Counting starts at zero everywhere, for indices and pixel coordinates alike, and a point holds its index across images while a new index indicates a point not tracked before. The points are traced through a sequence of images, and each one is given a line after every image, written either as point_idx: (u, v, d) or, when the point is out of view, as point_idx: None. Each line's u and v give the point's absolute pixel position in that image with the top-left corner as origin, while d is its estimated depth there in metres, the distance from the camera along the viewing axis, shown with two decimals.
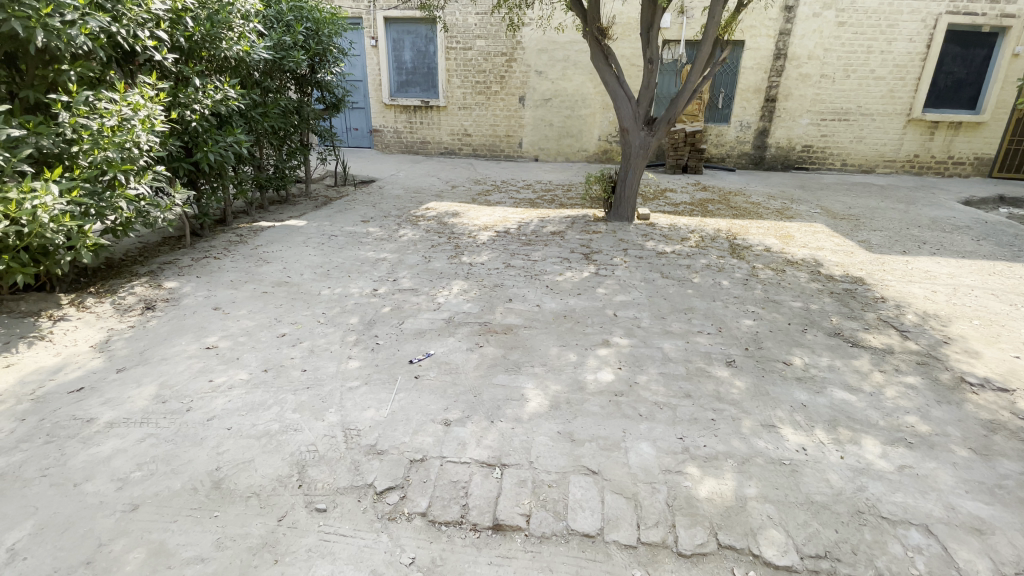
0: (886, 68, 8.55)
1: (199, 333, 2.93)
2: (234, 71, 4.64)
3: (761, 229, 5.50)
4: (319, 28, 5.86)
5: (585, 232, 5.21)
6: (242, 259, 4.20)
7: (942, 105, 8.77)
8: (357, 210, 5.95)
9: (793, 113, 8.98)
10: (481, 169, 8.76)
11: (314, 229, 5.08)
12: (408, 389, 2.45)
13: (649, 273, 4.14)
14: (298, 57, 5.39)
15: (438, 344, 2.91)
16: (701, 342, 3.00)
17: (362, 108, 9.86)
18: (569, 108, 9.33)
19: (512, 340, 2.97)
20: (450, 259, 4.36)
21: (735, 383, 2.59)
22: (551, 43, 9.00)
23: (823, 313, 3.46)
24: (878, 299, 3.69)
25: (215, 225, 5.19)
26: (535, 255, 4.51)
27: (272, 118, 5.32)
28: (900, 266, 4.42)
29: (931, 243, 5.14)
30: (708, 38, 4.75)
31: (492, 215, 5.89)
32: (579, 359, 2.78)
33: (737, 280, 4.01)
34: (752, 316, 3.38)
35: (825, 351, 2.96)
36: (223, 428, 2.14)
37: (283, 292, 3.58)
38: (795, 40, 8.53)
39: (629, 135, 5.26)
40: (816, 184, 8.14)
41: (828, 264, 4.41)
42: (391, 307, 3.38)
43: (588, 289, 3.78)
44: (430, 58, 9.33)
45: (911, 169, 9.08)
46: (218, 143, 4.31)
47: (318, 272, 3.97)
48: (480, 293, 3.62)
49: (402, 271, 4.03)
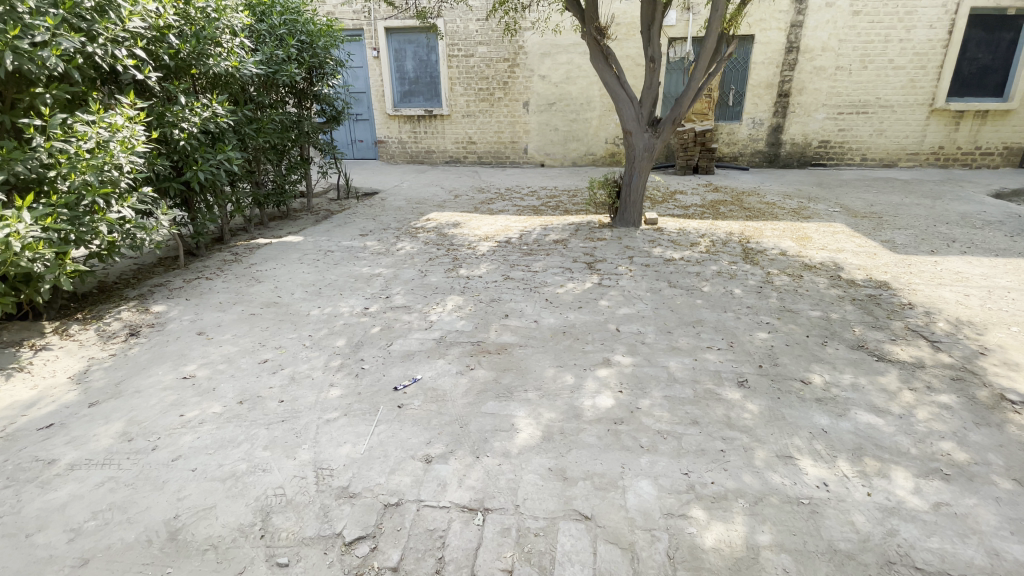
0: (905, 57, 8.18)
1: (178, 362, 2.82)
2: (225, 88, 4.59)
3: (776, 231, 5.23)
4: (313, 40, 5.78)
5: (589, 239, 5.01)
6: (234, 279, 4.10)
7: (967, 93, 8.35)
8: (357, 223, 5.84)
9: (807, 108, 8.65)
10: (486, 177, 8.61)
11: (311, 245, 4.97)
12: (389, 421, 2.28)
13: (656, 283, 3.91)
14: (291, 70, 5.31)
15: (427, 367, 2.74)
16: (711, 359, 2.77)
17: (366, 119, 9.82)
18: (575, 112, 9.14)
19: (506, 361, 2.78)
20: (447, 272, 4.19)
21: (747, 407, 2.36)
22: (554, 46, 8.83)
23: (844, 323, 3.19)
24: (905, 305, 3.41)
25: (212, 244, 5.13)
26: (536, 266, 4.32)
27: (267, 133, 5.24)
28: (928, 268, 4.11)
29: (961, 241, 4.80)
30: (713, 32, 4.50)
31: (493, 224, 5.72)
32: (576, 381, 2.58)
33: (750, 288, 3.76)
34: (767, 328, 3.13)
35: (848, 367, 2.70)
36: (188, 469, 2.02)
37: (271, 313, 3.45)
38: (807, 32, 8.22)
39: (632, 137, 5.03)
40: (834, 181, 7.79)
41: (849, 268, 4.12)
42: (380, 327, 3.22)
43: (589, 301, 3.58)
44: (432, 67, 9.24)
45: (936, 161, 8.66)
46: (210, 161, 4.24)
47: (309, 291, 3.84)
48: (475, 310, 3.44)
49: (396, 287, 3.88)
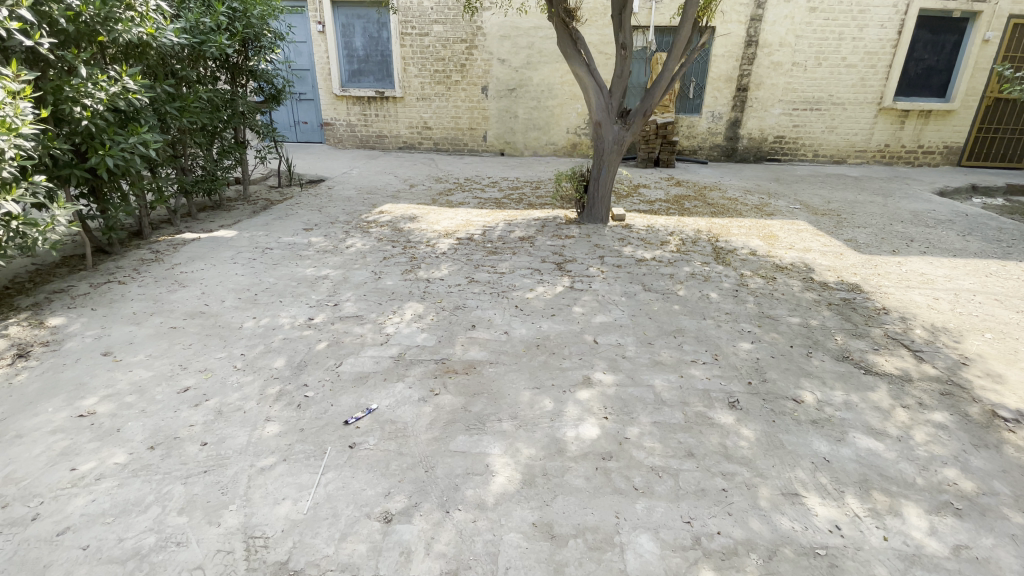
0: (858, 55, 8.35)
1: (74, 394, 2.31)
2: (139, 59, 3.93)
3: (743, 229, 5.15)
4: (247, 8, 5.12)
5: (556, 237, 4.73)
6: (154, 282, 3.54)
7: (912, 93, 8.65)
8: (300, 215, 5.29)
9: (765, 103, 8.70)
10: (443, 165, 8.16)
11: (246, 241, 4.42)
12: (338, 467, 1.92)
13: (629, 286, 3.69)
14: (221, 41, 4.65)
15: (383, 393, 2.37)
16: (697, 376, 2.56)
17: (311, 99, 9.10)
18: (535, 99, 8.79)
19: (474, 383, 2.45)
20: (404, 274, 3.80)
21: (743, 433, 2.16)
22: (514, 28, 8.41)
23: (825, 331, 3.07)
24: (881, 310, 3.35)
25: (129, 239, 4.47)
26: (502, 266, 4.00)
27: (194, 113, 4.59)
28: (894, 269, 4.11)
29: (919, 240, 4.88)
30: (687, 20, 4.28)
31: (453, 218, 5.34)
32: (556, 407, 2.29)
33: (726, 292, 3.59)
34: (749, 338, 2.96)
35: (838, 382, 2.55)
36: (78, 547, 1.58)
37: (196, 328, 2.96)
38: (767, 26, 8.22)
39: (601, 129, 4.77)
40: (790, 177, 7.88)
41: (820, 269, 4.05)
42: (327, 343, 2.81)
43: (562, 308, 3.31)
44: (383, 45, 8.63)
45: (882, 159, 8.97)
46: (121, 145, 3.60)
47: (243, 298, 3.35)
48: (437, 319, 3.08)
49: (346, 292, 3.45)
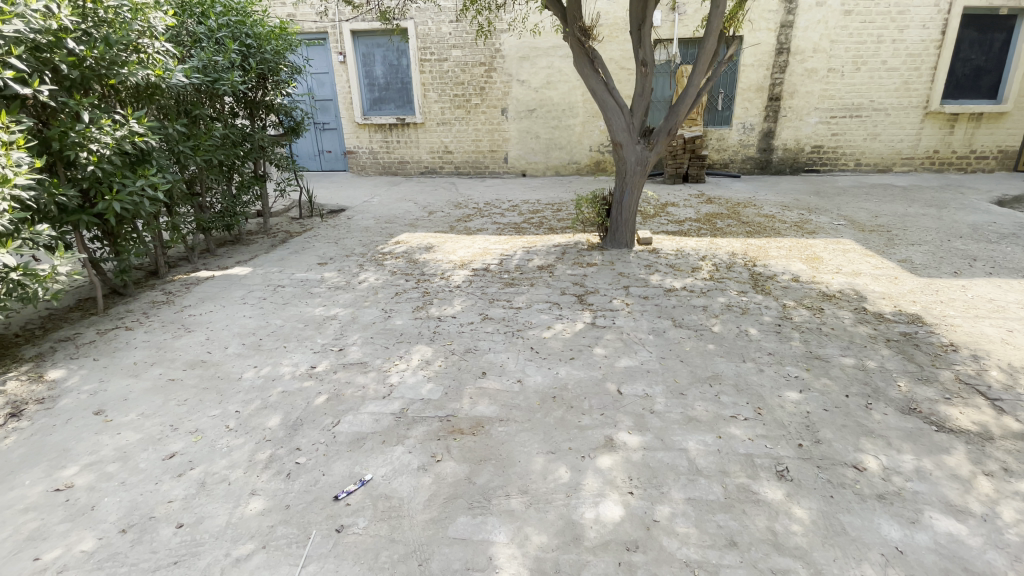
0: (899, 58, 7.83)
1: (56, 463, 2.19)
2: (150, 100, 3.95)
3: (782, 250, 4.76)
4: (261, 44, 5.14)
5: (577, 265, 4.46)
6: (160, 328, 3.46)
7: (961, 95, 8.04)
8: (316, 248, 5.21)
9: (799, 112, 8.26)
10: (463, 190, 8.03)
11: (259, 278, 4.33)
12: (321, 557, 1.69)
13: (657, 322, 3.37)
14: (233, 78, 4.63)
15: (380, 459, 2.14)
16: (738, 437, 2.22)
17: (334, 129, 9.19)
18: (557, 118, 8.61)
19: (482, 446, 2.19)
20: (415, 312, 3.60)
21: (794, 514, 1.82)
22: (533, 49, 8.28)
23: (885, 375, 2.67)
24: (948, 347, 2.93)
25: (147, 280, 4.46)
26: (519, 300, 3.76)
27: (209, 151, 4.58)
28: (958, 295, 3.65)
29: (984, 259, 4.38)
30: (711, 32, 3.99)
31: (470, 247, 5.15)
32: (573, 478, 2.01)
33: (767, 327, 3.24)
34: (796, 386, 2.60)
35: (906, 443, 2.17)
36: None
37: (195, 380, 2.83)
38: (797, 32, 7.83)
39: (622, 150, 4.50)
40: (831, 189, 7.39)
41: (872, 297, 3.63)
42: (326, 396, 2.61)
43: (583, 349, 3.03)
44: (403, 72, 8.65)
45: (931, 166, 8.35)
46: (128, 188, 3.56)
47: (246, 344, 3.21)
48: (445, 366, 2.84)
49: (354, 335, 3.27)
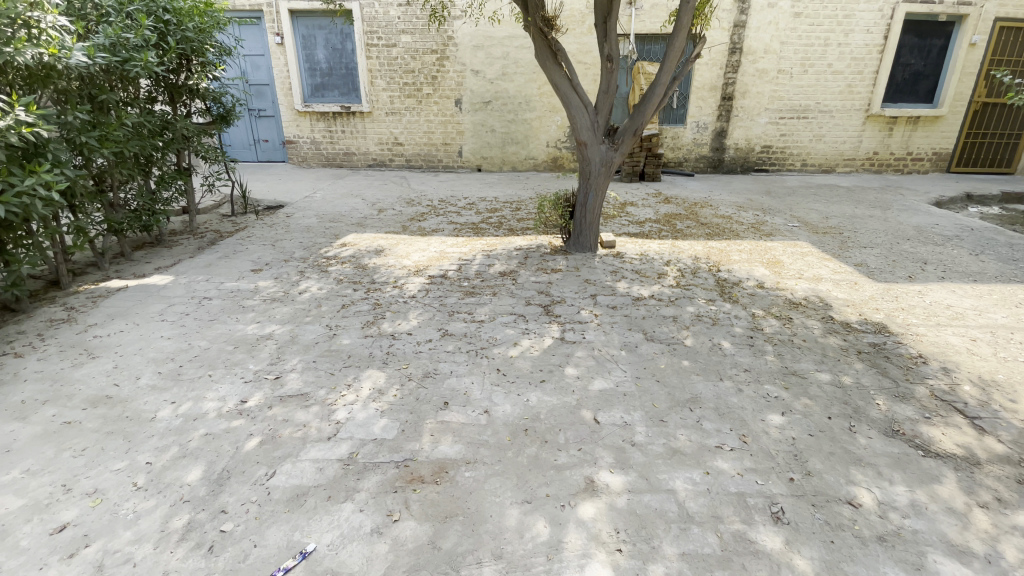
0: (844, 61, 8.08)
1: None
2: (45, 84, 3.32)
3: (744, 253, 4.72)
4: (182, 20, 4.51)
5: (541, 271, 4.22)
6: (57, 354, 2.92)
7: (900, 99, 8.42)
8: (251, 252, 4.67)
9: (750, 112, 8.38)
10: (415, 185, 7.60)
11: (182, 289, 3.80)
12: None
13: (629, 336, 3.17)
14: (148, 58, 3.99)
15: (325, 522, 1.81)
16: (726, 472, 2.05)
17: (271, 116, 8.48)
18: (513, 111, 8.31)
19: (447, 499, 1.90)
20: (365, 328, 3.24)
21: (797, 566, 1.66)
22: (487, 38, 7.92)
23: (863, 393, 2.60)
24: (918, 359, 2.92)
25: (45, 291, 3.83)
26: (480, 312, 3.48)
27: (119, 142, 3.94)
28: (917, 301, 3.70)
29: (933, 262, 4.52)
30: (681, 28, 3.82)
31: (425, 250, 4.79)
32: (553, 535, 1.76)
33: (740, 340, 3.12)
34: (778, 408, 2.46)
35: (896, 472, 2.08)
36: None
37: (96, 423, 2.36)
38: (750, 32, 7.90)
39: (587, 150, 4.27)
40: (781, 190, 7.53)
41: (838, 305, 3.62)
42: (259, 440, 2.24)
43: (553, 369, 2.78)
44: (348, 57, 8.07)
45: (871, 167, 8.74)
46: (15, 187, 2.95)
47: (163, 373, 2.74)
48: (400, 396, 2.50)
49: (293, 358, 2.87)
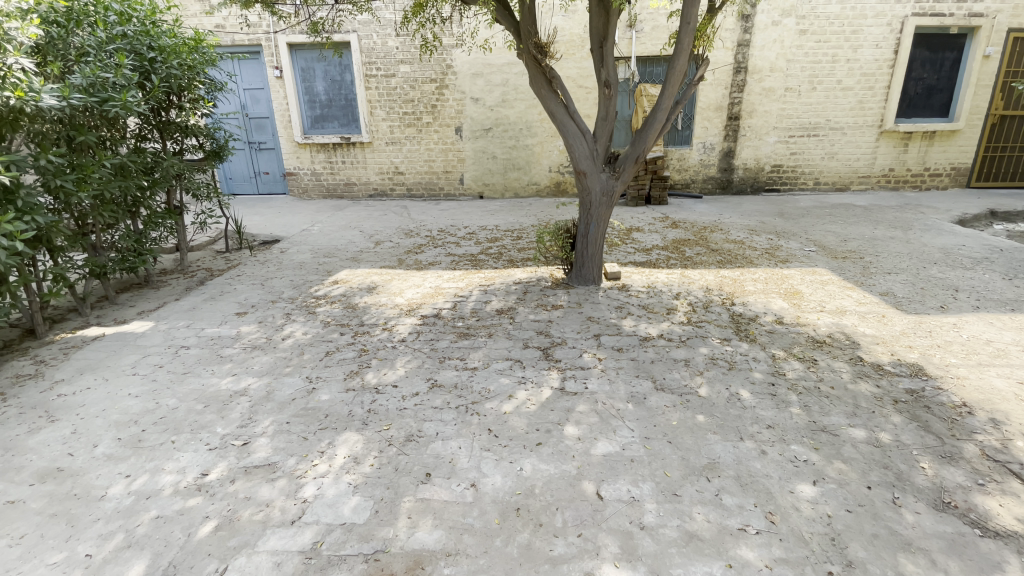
0: (853, 77, 7.84)
1: None
2: (14, 128, 3.19)
3: (759, 283, 4.42)
4: (168, 57, 4.40)
5: (540, 307, 3.96)
6: (15, 417, 2.70)
7: (914, 114, 8.15)
8: (239, 292, 4.48)
9: (758, 131, 8.15)
10: (416, 215, 7.43)
11: (160, 338, 3.59)
12: None
13: (636, 385, 2.88)
14: (127, 98, 3.84)
15: None
16: (751, 565, 1.74)
17: (271, 148, 8.43)
18: (514, 137, 8.17)
19: None
20: (348, 380, 2.98)
21: None
22: (486, 65, 7.83)
23: (905, 454, 2.27)
24: (962, 409, 2.58)
25: (19, 341, 3.63)
26: (474, 358, 3.21)
27: (99, 184, 3.79)
28: (953, 336, 3.36)
29: (965, 289, 4.17)
30: (682, 49, 3.61)
31: (420, 286, 4.56)
32: None
33: (760, 389, 2.80)
34: (808, 475, 2.14)
35: (952, 560, 1.75)
36: None
37: (40, 503, 2.11)
38: (755, 51, 7.73)
39: (587, 179, 4.04)
40: (794, 210, 7.24)
41: (865, 343, 3.29)
42: (215, 524, 1.97)
43: (552, 428, 2.50)
44: (347, 89, 8.04)
45: (887, 184, 8.42)
46: None
47: (124, 439, 2.50)
48: (377, 467, 2.23)
49: (266, 419, 2.61)
